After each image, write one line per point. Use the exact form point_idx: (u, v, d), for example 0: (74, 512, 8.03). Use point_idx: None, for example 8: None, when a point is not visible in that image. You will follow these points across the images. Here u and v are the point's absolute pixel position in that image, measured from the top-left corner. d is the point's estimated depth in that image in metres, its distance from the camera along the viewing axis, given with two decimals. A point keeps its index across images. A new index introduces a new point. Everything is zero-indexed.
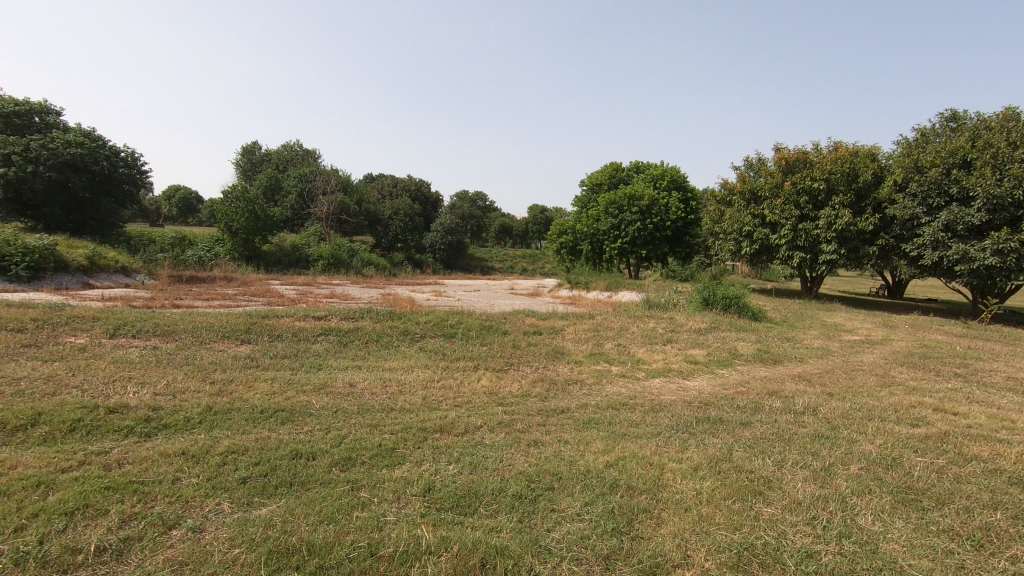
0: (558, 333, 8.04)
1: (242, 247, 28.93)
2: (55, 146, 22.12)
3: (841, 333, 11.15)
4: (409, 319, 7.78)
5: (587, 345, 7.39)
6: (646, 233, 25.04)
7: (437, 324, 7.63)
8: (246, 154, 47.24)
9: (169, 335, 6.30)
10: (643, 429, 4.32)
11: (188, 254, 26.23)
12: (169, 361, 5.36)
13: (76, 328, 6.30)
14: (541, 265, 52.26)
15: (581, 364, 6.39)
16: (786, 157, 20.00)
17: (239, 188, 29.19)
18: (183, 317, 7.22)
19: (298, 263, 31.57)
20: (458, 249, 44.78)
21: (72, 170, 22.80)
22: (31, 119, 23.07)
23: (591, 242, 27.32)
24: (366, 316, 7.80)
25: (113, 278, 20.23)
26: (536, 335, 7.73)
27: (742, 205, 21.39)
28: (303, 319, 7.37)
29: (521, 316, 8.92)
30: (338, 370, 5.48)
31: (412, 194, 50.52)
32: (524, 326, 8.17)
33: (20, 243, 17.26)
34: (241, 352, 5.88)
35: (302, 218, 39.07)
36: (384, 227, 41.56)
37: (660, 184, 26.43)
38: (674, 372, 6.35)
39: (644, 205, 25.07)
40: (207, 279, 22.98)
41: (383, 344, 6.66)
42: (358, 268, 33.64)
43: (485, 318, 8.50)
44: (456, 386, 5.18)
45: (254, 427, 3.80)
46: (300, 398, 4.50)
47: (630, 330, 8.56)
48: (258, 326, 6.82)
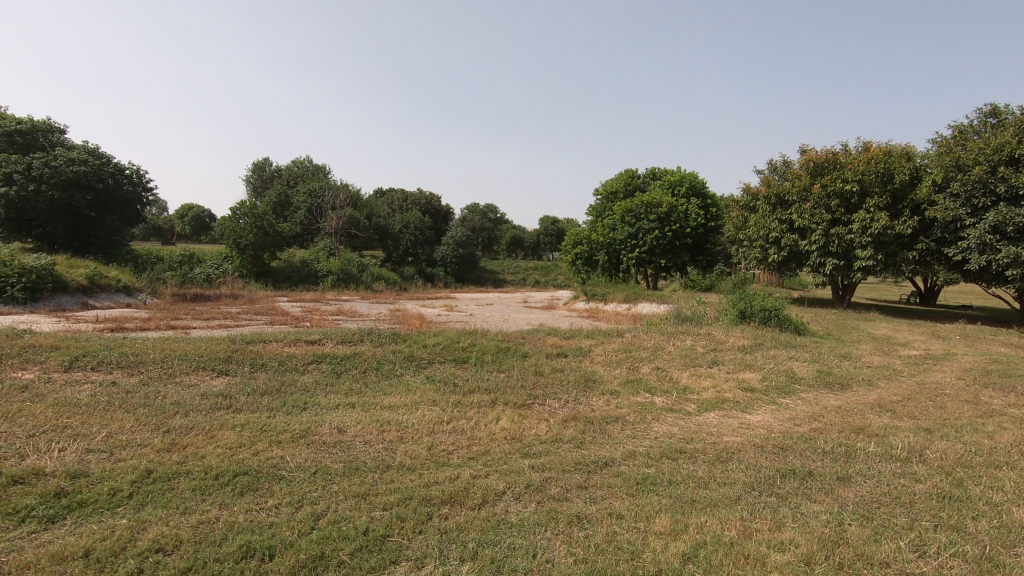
0: (585, 355, 7.02)
1: (250, 263, 28.32)
2: (57, 163, 21.64)
3: (897, 348, 9.96)
4: (415, 342, 6.82)
5: (621, 370, 6.36)
6: (665, 242, 23.97)
7: (447, 347, 6.67)
8: (257, 171, 47.15)
9: (134, 367, 5.40)
10: (717, 490, 3.30)
11: (195, 271, 25.62)
12: (124, 402, 4.44)
13: (29, 360, 5.43)
14: (554, 276, 51.18)
15: (618, 395, 5.35)
16: (814, 158, 18.84)
17: (246, 204, 28.61)
18: (159, 343, 6.34)
19: (308, 279, 30.89)
20: (469, 261, 44.01)
21: (76, 188, 22.33)
22: (34, 138, 22.67)
23: (607, 252, 26.25)
24: (366, 338, 6.86)
25: (114, 298, 19.56)
26: (560, 359, 6.71)
27: (768, 210, 20.22)
28: (294, 343, 6.45)
29: (542, 336, 7.93)
30: (326, 410, 4.50)
31: (423, 207, 49.94)
32: (546, 348, 7.17)
33: (17, 263, 16.69)
34: (215, 388, 4.95)
35: (311, 233, 38.46)
36: (394, 241, 40.90)
37: (679, 191, 25.36)
38: (730, 405, 5.29)
39: (663, 213, 24.00)
40: (211, 297, 22.28)
41: (383, 375, 5.68)
42: (368, 283, 32.88)
43: (501, 338, 7.50)
44: (471, 430, 4.16)
45: (199, 503, 2.84)
46: (271, 453, 3.52)
47: (666, 350, 7.50)
48: (240, 354, 5.90)
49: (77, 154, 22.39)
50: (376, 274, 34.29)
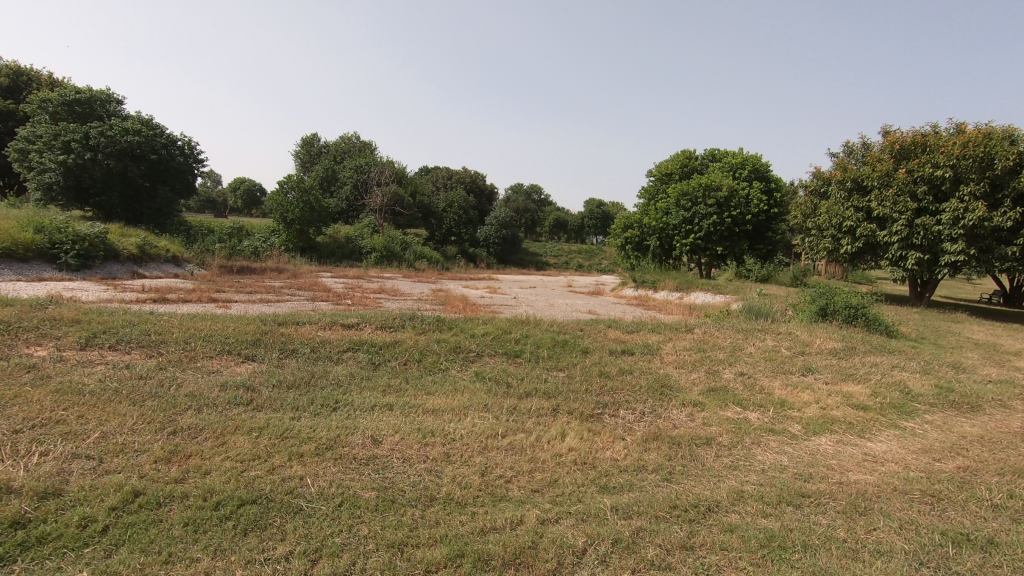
0: (653, 353, 6.14)
1: (296, 238, 28.37)
2: (113, 133, 21.85)
3: (1010, 358, 8.61)
4: (462, 331, 6.09)
5: (699, 374, 5.44)
6: (723, 228, 22.50)
7: (497, 339, 5.92)
8: (306, 146, 47.53)
9: (155, 348, 4.87)
10: (873, 565, 2.40)
11: (244, 244, 25.87)
12: (133, 393, 3.86)
13: (46, 334, 4.97)
14: (598, 260, 49.84)
15: (703, 407, 4.45)
16: (900, 141, 16.98)
17: (294, 178, 28.54)
18: (187, 320, 5.82)
19: (352, 256, 30.81)
20: (513, 243, 43.26)
21: (130, 158, 22.58)
22: (92, 107, 23.00)
23: (658, 237, 24.90)
24: (407, 323, 6.16)
25: (163, 268, 19.72)
26: (626, 357, 5.84)
27: (843, 197, 18.47)
28: (330, 327, 5.82)
29: (602, 328, 7.07)
30: (361, 411, 3.81)
31: (467, 185, 49.32)
32: (608, 343, 6.32)
33: (71, 230, 16.93)
34: (237, 378, 4.33)
35: (357, 209, 38.44)
36: (438, 220, 40.52)
37: (740, 174, 23.69)
38: (844, 427, 4.31)
39: (722, 197, 22.47)
40: (257, 270, 22.34)
41: (427, 369, 4.96)
42: (411, 262, 32.58)
43: (557, 330, 6.69)
44: (531, 449, 3.37)
45: (190, 548, 2.16)
46: (289, 473, 2.82)
47: (746, 351, 6.51)
48: (269, 337, 5.30)
49: (131, 124, 22.52)
50: (419, 253, 33.98)
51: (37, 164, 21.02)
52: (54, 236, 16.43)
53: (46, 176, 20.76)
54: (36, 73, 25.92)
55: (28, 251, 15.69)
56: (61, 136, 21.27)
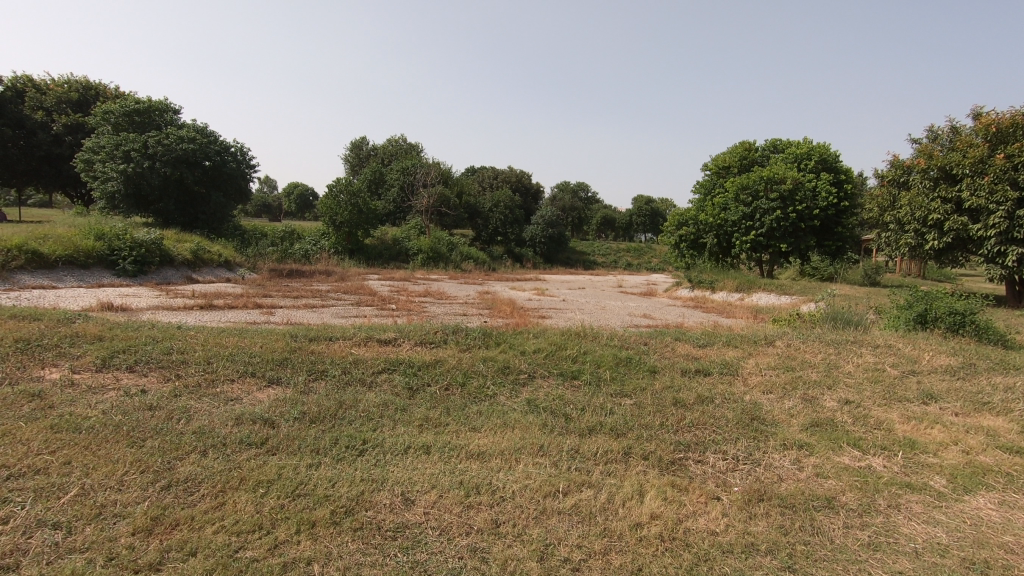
0: (733, 373, 5.25)
1: (345, 241, 28.53)
2: (169, 141, 22.36)
3: None
4: (512, 347, 5.40)
5: (794, 403, 4.53)
6: (787, 224, 20.93)
7: (551, 357, 5.20)
8: (355, 149, 48.23)
9: (175, 370, 4.42)
10: None
11: (295, 247, 26.24)
12: (135, 428, 3.35)
13: (64, 353, 4.59)
14: (648, 259, 48.22)
15: (812, 451, 3.57)
16: (996, 123, 14.93)
17: (343, 181, 28.65)
18: (215, 335, 5.37)
19: (399, 257, 30.74)
20: (560, 242, 42.33)
21: (186, 165, 23.10)
22: (150, 117, 23.65)
23: (715, 234, 23.48)
24: (450, 338, 5.52)
25: (215, 273, 19.97)
26: (702, 379, 4.99)
27: (928, 187, 16.58)
28: (365, 344, 5.24)
29: (669, 341, 6.21)
30: (394, 455, 3.17)
31: (513, 185, 48.71)
32: (679, 361, 5.48)
33: (128, 237, 17.31)
34: (254, 409, 3.78)
35: (404, 211, 38.55)
36: (484, 220, 40.12)
37: (806, 165, 21.99)
38: (1005, 482, 3.32)
39: (786, 190, 20.89)
40: (306, 274, 22.44)
41: (471, 396, 4.27)
42: (458, 263, 32.25)
43: (618, 344, 5.89)
44: (603, 518, 2.63)
45: None
46: (294, 558, 2.19)
47: (844, 371, 5.52)
48: (297, 356, 4.76)
49: (186, 132, 23.00)
50: (465, 254, 33.63)
51: (100, 173, 21.78)
52: (112, 243, 16.84)
53: (109, 185, 21.48)
54: (102, 86, 27.01)
55: (88, 257, 16.12)
56: (121, 145, 21.95)
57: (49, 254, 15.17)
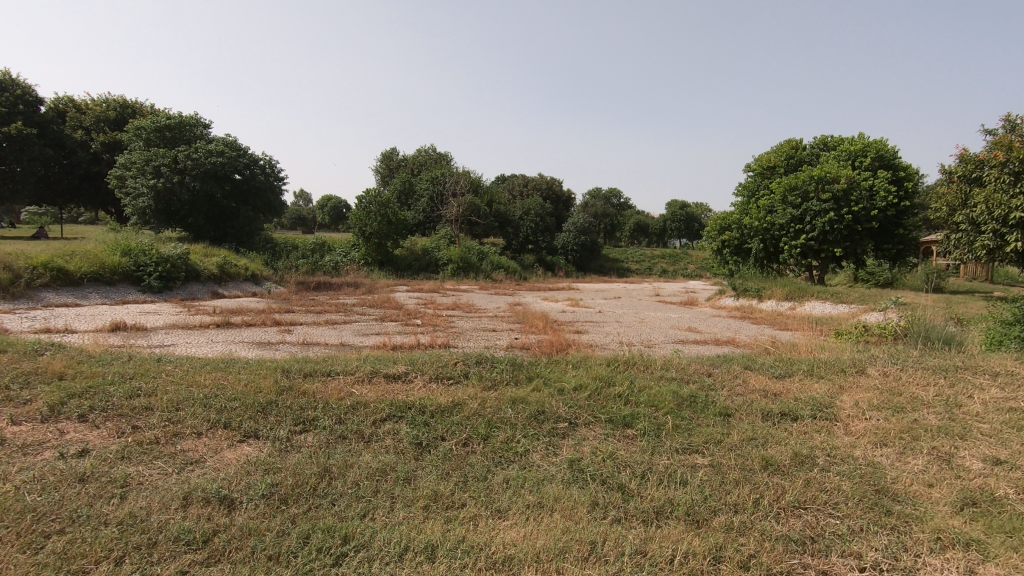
0: (829, 417, 4.13)
1: (375, 252, 28.03)
2: (198, 155, 22.26)
3: None
4: (548, 384, 4.41)
5: (924, 465, 3.40)
6: (842, 226, 19.31)
7: (597, 397, 4.20)
8: (386, 160, 48.24)
9: (133, 421, 3.58)
10: None
11: (324, 260, 25.93)
12: (44, 515, 2.49)
13: (10, 399, 3.82)
14: (685, 265, 46.53)
15: (991, 557, 2.43)
16: None
17: (372, 192, 28.22)
18: (196, 371, 4.53)
19: (428, 267, 30.09)
20: (593, 249, 41.11)
21: (215, 179, 22.96)
22: (181, 132, 23.67)
23: (761, 239, 21.99)
24: (472, 371, 4.57)
25: (241, 287, 19.56)
26: (792, 427, 3.91)
27: (1006, 183, 14.50)
28: (369, 382, 4.32)
29: (739, 371, 5.12)
30: (385, 568, 2.20)
31: (544, 192, 47.77)
32: (756, 400, 4.38)
33: (155, 252, 17.04)
34: (213, 480, 2.90)
35: (434, 221, 38.03)
36: (514, 228, 39.21)
37: (861, 163, 20.35)
38: None
39: (840, 190, 19.29)
40: (334, 286, 21.96)
41: (496, 456, 3.30)
42: (488, 273, 31.42)
43: (676, 376, 4.85)
44: None
45: None
46: None
47: (972, 413, 4.32)
48: (284, 400, 3.89)
49: (215, 146, 22.87)
50: (496, 264, 32.82)
51: (132, 189, 21.80)
52: (138, 258, 16.58)
53: (140, 200, 21.46)
54: (139, 105, 27.36)
55: (114, 274, 15.89)
56: (152, 161, 21.94)
57: (75, 271, 14.95)
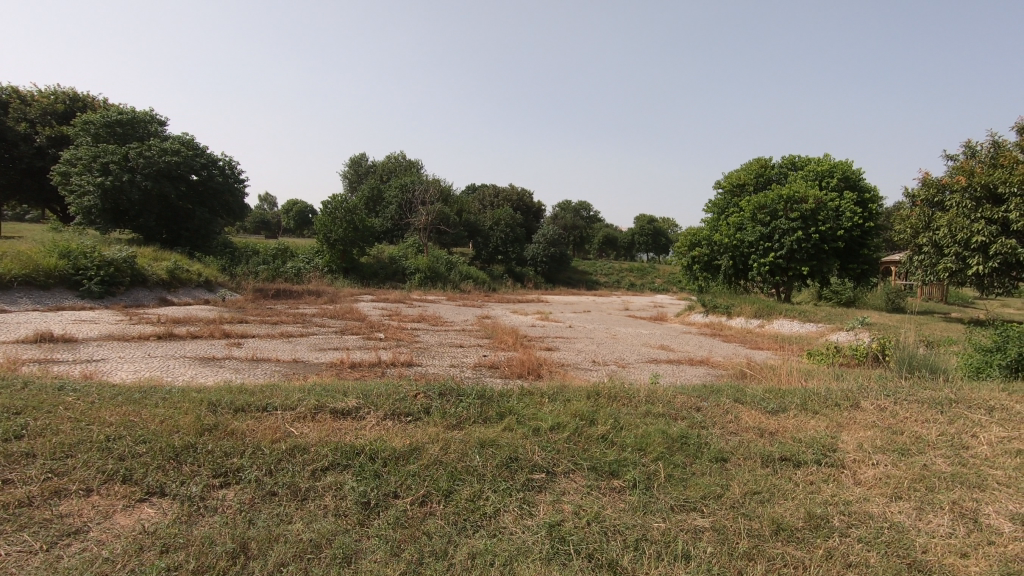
0: (836, 465, 3.67)
1: (339, 259, 27.01)
2: (150, 153, 20.95)
3: None
4: (521, 421, 3.85)
5: (951, 527, 2.97)
6: (809, 245, 19.46)
7: (577, 438, 3.67)
8: (354, 166, 47.16)
9: (5, 474, 2.85)
10: None
11: (286, 267, 24.87)
12: None
13: None
14: (652, 279, 46.80)
15: None
16: None
17: (338, 197, 27.26)
18: (102, 404, 3.78)
19: (395, 277, 29.22)
20: (562, 261, 40.88)
21: (168, 179, 21.67)
22: (133, 128, 22.31)
23: (730, 256, 22.01)
24: (433, 406, 3.97)
25: (193, 293, 18.38)
26: (798, 478, 3.44)
27: (969, 208, 14.60)
28: (312, 420, 3.67)
29: (729, 406, 4.67)
30: None
31: (515, 203, 47.45)
32: (752, 442, 3.92)
33: (97, 255, 15.80)
34: (93, 561, 2.23)
35: (401, 229, 37.18)
36: (484, 239, 38.64)
37: (827, 184, 20.61)
38: None
39: (809, 210, 19.42)
40: (294, 294, 20.95)
41: (459, 519, 2.73)
42: (456, 283, 30.75)
43: (663, 411, 4.36)
44: None
45: None
46: None
47: (980, 457, 3.97)
48: (205, 444, 3.22)
49: (170, 144, 21.61)
50: (465, 274, 32.17)
51: (76, 186, 20.31)
52: (78, 261, 15.33)
53: (85, 199, 20.01)
54: (90, 98, 25.80)
55: (49, 277, 14.61)
56: (100, 157, 20.52)
57: (4, 274, 13.67)
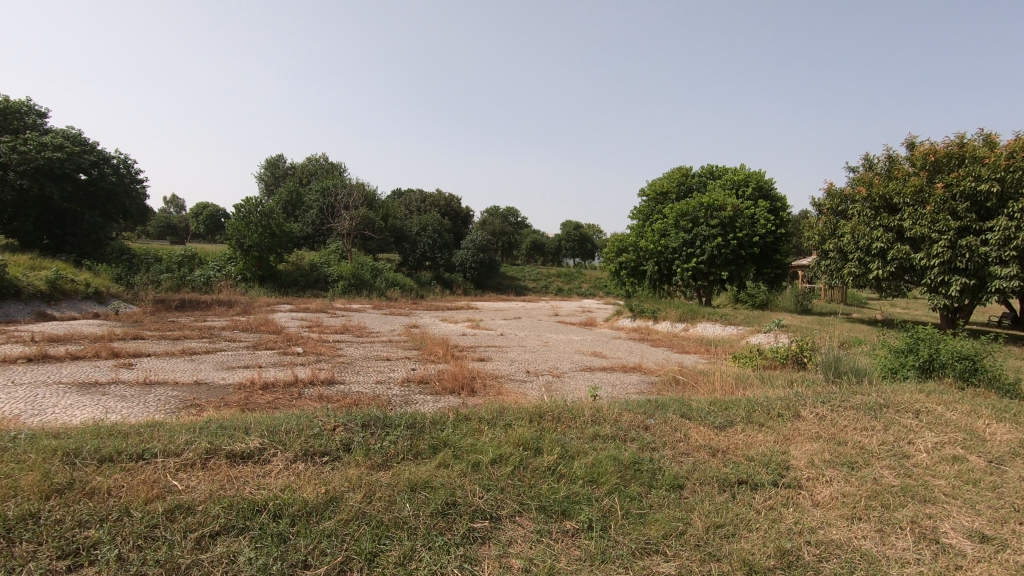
0: (793, 488, 3.46)
1: (254, 266, 25.21)
2: (27, 149, 18.47)
3: None
4: (459, 457, 3.37)
5: (916, 552, 2.81)
6: (728, 251, 20.30)
7: (522, 473, 3.25)
8: (271, 167, 44.55)
9: None
10: None
11: (193, 276, 22.85)
12: None
13: None
14: (579, 284, 47.54)
15: None
16: (933, 152, 13.78)
17: (252, 200, 25.44)
18: None
19: (316, 284, 27.68)
20: (491, 267, 40.56)
21: (50, 178, 19.19)
22: (5, 118, 19.61)
23: (655, 261, 22.54)
24: (355, 442, 3.41)
25: (79, 306, 16.30)
26: (759, 506, 3.18)
27: (868, 216, 15.56)
28: (202, 469, 3.02)
29: (677, 423, 4.42)
30: None
31: (442, 209, 46.67)
32: (708, 466, 3.64)
33: None
34: None
35: (323, 234, 35.42)
36: (411, 244, 37.58)
37: (743, 192, 21.62)
38: None
39: (727, 217, 20.26)
40: (202, 305, 19.20)
41: None
42: (383, 291, 29.60)
43: (611, 433, 4.03)
44: None
45: None
46: None
47: (922, 466, 3.95)
48: (49, 514, 2.48)
49: (52, 138, 19.20)
50: (391, 281, 31.06)
51: None
52: None
53: None
54: None
55: None
56: None
57: None
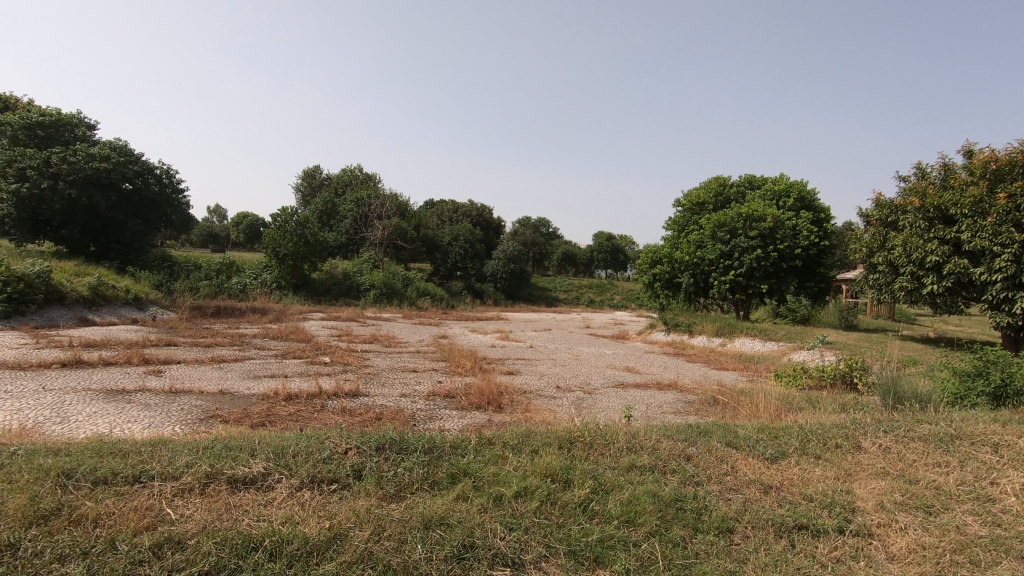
0: (863, 538, 3.00)
1: (289, 274, 25.56)
2: (76, 159, 19.15)
3: None
4: (478, 489, 3.04)
5: None
6: (768, 263, 19.50)
7: (549, 510, 2.89)
8: (308, 178, 45.44)
9: None
10: None
11: (229, 284, 23.25)
12: None
13: None
14: (611, 295, 46.77)
15: None
16: (994, 159, 12.86)
17: (288, 209, 25.85)
18: None
19: (348, 293, 27.88)
20: (522, 278, 40.25)
21: (97, 188, 19.85)
22: (57, 131, 20.45)
23: (691, 274, 21.82)
24: (366, 469, 3.12)
25: (119, 311, 16.68)
26: (825, 559, 2.73)
27: (922, 228, 14.61)
28: (201, 495, 2.77)
29: (724, 454, 3.98)
30: None
31: (474, 219, 46.70)
32: (762, 506, 3.20)
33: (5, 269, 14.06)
34: None
35: (357, 243, 35.79)
36: (442, 254, 37.64)
37: (784, 203, 20.80)
38: None
39: (767, 228, 19.48)
40: (236, 312, 19.47)
41: None
42: (413, 300, 29.63)
43: (649, 463, 3.64)
44: None
45: None
46: None
47: (1012, 513, 3.42)
48: (27, 545, 2.25)
49: (100, 149, 19.86)
50: (422, 290, 31.08)
51: None
52: None
53: None
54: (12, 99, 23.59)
55: None
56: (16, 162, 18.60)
57: None
